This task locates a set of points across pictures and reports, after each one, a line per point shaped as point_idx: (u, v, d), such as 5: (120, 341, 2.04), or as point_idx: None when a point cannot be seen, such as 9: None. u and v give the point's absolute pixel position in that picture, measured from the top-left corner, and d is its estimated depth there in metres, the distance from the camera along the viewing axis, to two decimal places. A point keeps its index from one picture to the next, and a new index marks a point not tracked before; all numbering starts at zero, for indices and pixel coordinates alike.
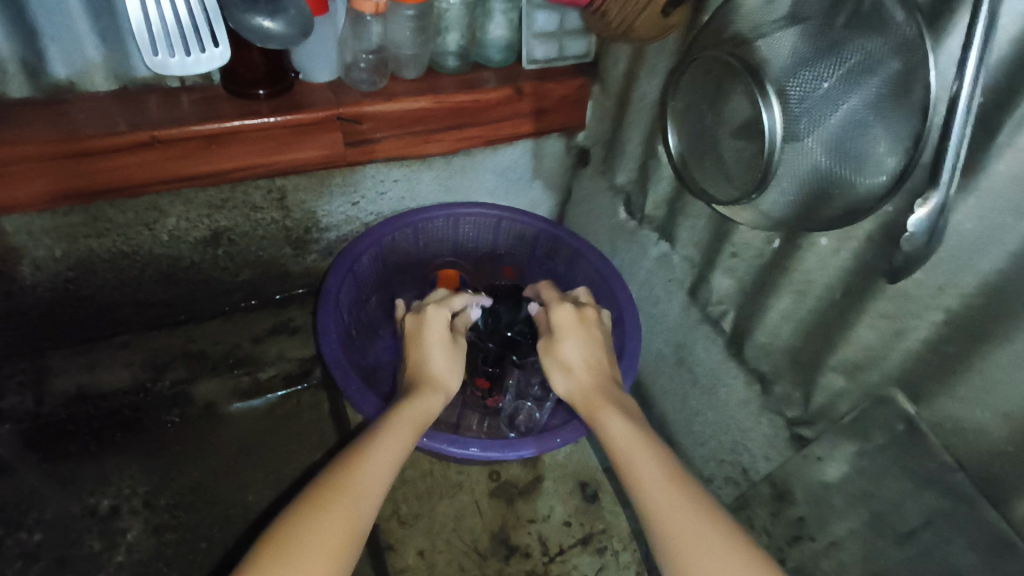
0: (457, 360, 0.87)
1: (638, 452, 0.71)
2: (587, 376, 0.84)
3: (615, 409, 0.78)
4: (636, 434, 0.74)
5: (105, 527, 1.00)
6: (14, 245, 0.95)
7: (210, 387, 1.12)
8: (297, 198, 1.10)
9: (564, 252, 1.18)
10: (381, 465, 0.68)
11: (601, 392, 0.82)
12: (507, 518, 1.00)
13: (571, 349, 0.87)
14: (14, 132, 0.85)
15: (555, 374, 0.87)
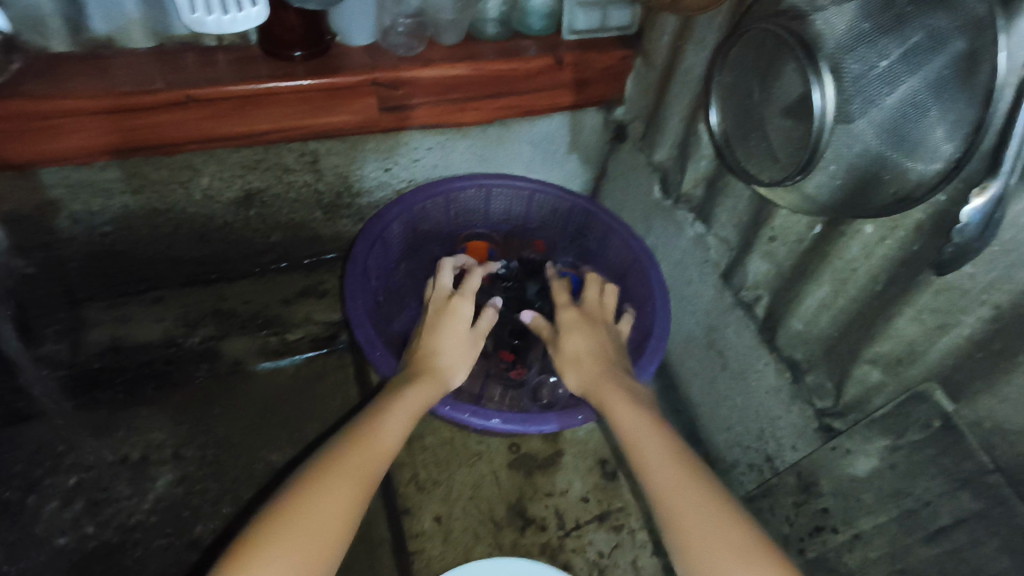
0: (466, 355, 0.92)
1: (643, 437, 0.77)
2: (591, 368, 0.90)
3: (624, 396, 0.84)
4: (645, 422, 0.79)
5: (134, 473, 1.02)
6: (52, 197, 0.96)
7: (240, 344, 1.14)
8: (330, 162, 1.10)
9: (597, 229, 1.16)
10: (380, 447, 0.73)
11: (605, 382, 0.87)
12: (525, 490, 1.00)
13: (574, 341, 0.94)
14: (52, 85, 0.86)
15: (566, 368, 0.93)
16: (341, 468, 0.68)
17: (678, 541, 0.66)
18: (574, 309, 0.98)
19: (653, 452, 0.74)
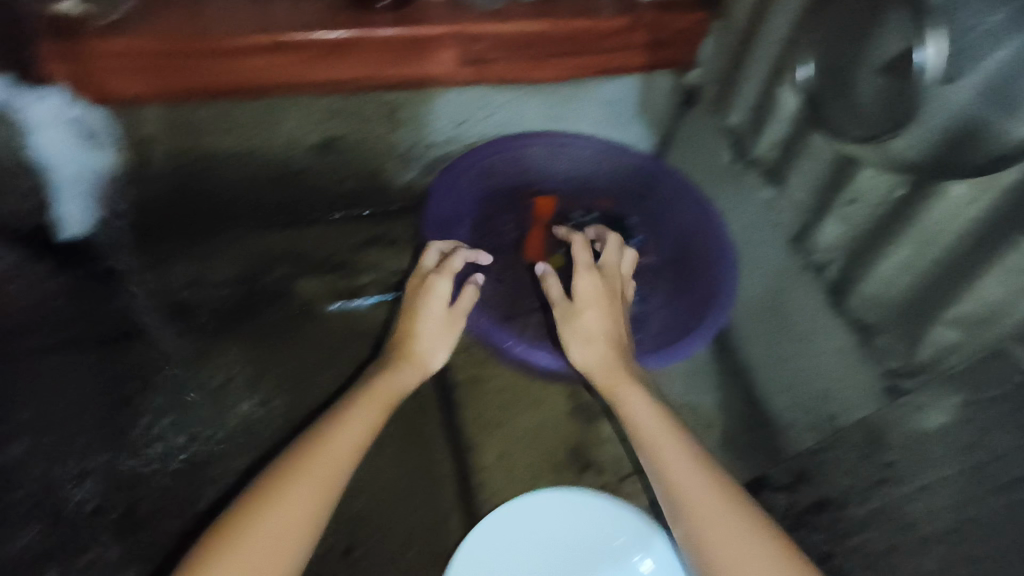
0: (444, 343, 0.93)
1: (655, 433, 0.81)
2: (602, 351, 0.89)
3: (634, 388, 0.86)
4: (654, 415, 0.83)
5: (216, 396, 1.08)
6: (145, 134, 1.02)
7: (314, 286, 1.19)
8: (409, 113, 1.13)
9: (660, 194, 1.19)
10: (343, 445, 0.78)
11: (619, 372, 0.88)
12: (586, 435, 1.04)
13: (591, 317, 0.90)
14: (149, 24, 0.90)
15: (574, 343, 0.91)
16: (300, 473, 0.73)
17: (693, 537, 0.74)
18: (597, 279, 0.92)
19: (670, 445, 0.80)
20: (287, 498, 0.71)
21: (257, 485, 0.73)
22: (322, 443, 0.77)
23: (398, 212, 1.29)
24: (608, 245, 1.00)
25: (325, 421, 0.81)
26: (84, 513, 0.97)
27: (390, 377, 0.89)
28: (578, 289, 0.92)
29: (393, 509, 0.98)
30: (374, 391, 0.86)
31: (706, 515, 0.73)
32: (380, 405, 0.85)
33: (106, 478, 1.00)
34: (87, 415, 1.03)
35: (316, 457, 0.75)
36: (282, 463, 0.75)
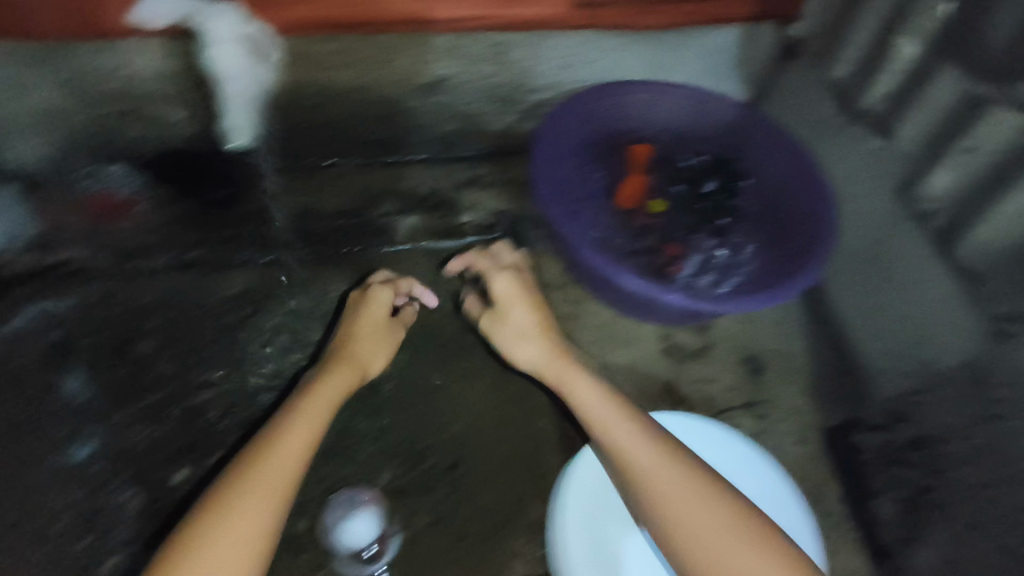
0: (379, 354, 0.98)
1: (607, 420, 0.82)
2: (540, 347, 0.91)
3: (577, 373, 0.88)
4: (600, 402, 0.84)
5: (326, 321, 1.14)
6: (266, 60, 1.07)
7: (415, 223, 1.22)
8: (517, 55, 1.16)
9: (761, 145, 1.20)
10: (295, 439, 0.78)
11: (560, 365, 0.89)
12: (679, 373, 1.08)
13: (517, 313, 0.93)
14: None
15: (513, 346, 0.93)
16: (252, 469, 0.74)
17: (674, 544, 0.71)
18: (515, 278, 0.95)
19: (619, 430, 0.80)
20: (248, 488, 0.71)
21: (219, 483, 0.73)
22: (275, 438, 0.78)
23: (489, 155, 1.30)
24: (495, 250, 1.04)
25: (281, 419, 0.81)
26: (213, 417, 1.05)
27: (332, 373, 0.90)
28: (495, 291, 0.95)
29: (500, 428, 1.06)
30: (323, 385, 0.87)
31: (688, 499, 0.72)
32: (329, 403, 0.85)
33: (231, 389, 1.07)
34: (212, 331, 1.11)
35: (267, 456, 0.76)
36: (233, 470, 0.74)
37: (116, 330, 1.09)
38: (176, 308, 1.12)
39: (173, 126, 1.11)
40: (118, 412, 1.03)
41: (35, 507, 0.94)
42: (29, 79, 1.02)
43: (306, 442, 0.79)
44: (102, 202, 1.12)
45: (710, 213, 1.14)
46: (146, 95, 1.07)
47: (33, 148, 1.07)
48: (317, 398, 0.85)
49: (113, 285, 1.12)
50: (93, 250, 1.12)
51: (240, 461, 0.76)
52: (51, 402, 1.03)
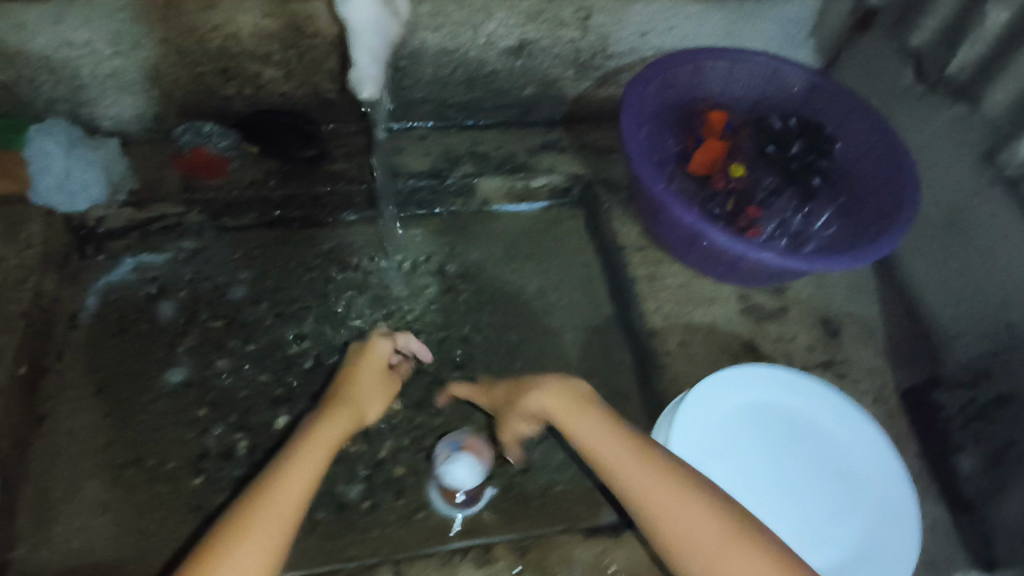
0: (377, 398, 0.98)
1: (620, 459, 0.81)
2: (537, 402, 0.90)
3: (572, 405, 0.88)
4: (612, 444, 0.82)
5: (410, 279, 1.18)
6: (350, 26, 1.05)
7: (493, 185, 1.24)
8: (599, 20, 1.15)
9: (835, 111, 1.21)
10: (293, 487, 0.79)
11: (557, 407, 0.88)
12: (758, 333, 1.11)
13: (494, 394, 0.98)
14: None
15: (507, 424, 0.96)
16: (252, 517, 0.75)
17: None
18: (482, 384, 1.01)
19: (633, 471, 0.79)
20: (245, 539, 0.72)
21: (221, 524, 0.75)
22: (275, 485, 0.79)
23: (564, 121, 1.34)
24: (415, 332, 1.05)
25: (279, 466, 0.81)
26: (310, 368, 1.08)
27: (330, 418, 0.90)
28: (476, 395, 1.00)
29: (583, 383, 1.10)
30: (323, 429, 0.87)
31: (696, 531, 0.74)
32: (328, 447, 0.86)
33: (323, 340, 1.11)
34: (299, 284, 1.15)
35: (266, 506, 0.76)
36: (226, 519, 0.75)
37: (209, 282, 1.13)
38: (266, 264, 1.17)
39: (266, 86, 1.13)
40: (217, 359, 1.06)
41: (145, 451, 0.97)
42: (120, 26, 0.98)
43: (301, 487, 0.79)
44: (196, 157, 1.13)
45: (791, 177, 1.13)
46: (239, 51, 1.06)
47: (131, 106, 1.11)
48: (316, 444, 0.85)
49: (206, 242, 1.17)
50: (185, 206, 1.13)
51: (244, 499, 0.78)
52: (151, 350, 1.06)
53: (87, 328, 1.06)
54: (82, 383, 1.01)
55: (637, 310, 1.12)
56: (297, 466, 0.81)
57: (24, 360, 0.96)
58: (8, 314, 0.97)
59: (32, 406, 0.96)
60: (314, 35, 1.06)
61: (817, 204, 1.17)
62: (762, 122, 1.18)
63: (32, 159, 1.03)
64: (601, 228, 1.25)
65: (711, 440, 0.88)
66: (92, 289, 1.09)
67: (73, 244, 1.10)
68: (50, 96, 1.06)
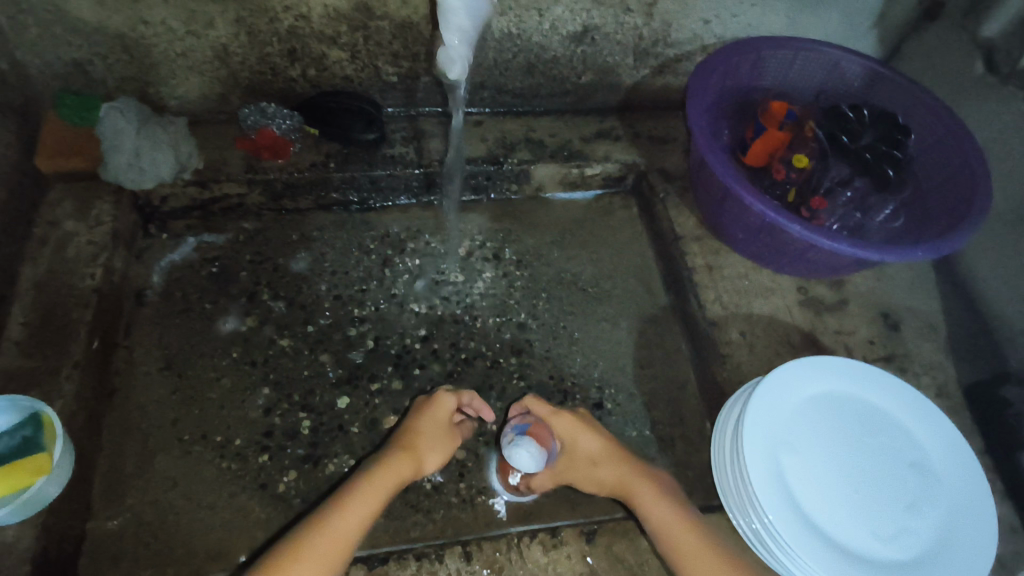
0: (439, 454, 0.91)
1: (688, 552, 0.82)
2: (611, 472, 0.90)
3: (653, 490, 0.87)
4: (684, 536, 0.83)
5: (465, 264, 1.18)
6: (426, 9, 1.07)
7: (548, 171, 1.24)
8: (664, 6, 1.14)
9: (898, 103, 1.20)
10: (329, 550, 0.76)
11: (636, 486, 0.88)
12: (817, 325, 1.09)
13: (581, 440, 0.92)
14: None
15: (584, 477, 0.91)
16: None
17: None
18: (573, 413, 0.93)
19: (694, 567, 0.82)
20: None
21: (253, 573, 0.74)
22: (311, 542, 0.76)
23: (619, 110, 1.33)
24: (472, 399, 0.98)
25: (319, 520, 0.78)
26: (369, 350, 1.08)
27: (385, 471, 0.84)
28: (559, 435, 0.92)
29: (639, 371, 1.10)
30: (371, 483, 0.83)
31: None
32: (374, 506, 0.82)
33: (381, 322, 1.11)
34: (357, 267, 1.16)
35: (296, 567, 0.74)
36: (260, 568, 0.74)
37: (269, 264, 1.14)
38: (323, 247, 1.17)
39: (329, 68, 1.14)
40: (279, 340, 1.07)
41: (211, 429, 0.98)
42: (196, 6, 1.01)
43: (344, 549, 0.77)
44: (262, 138, 1.14)
45: None
46: (308, 33, 1.08)
47: (197, 86, 1.13)
48: (362, 503, 0.81)
49: (265, 224, 1.19)
50: (246, 187, 1.14)
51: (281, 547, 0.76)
52: (214, 329, 1.07)
53: (153, 306, 1.07)
54: (150, 359, 1.02)
55: (695, 300, 1.11)
56: (340, 522, 0.78)
57: (96, 334, 0.98)
58: (81, 289, 0.99)
59: (103, 381, 0.98)
60: (381, 18, 1.07)
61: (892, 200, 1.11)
62: (838, 111, 1.11)
63: (104, 134, 1.05)
64: (657, 217, 1.24)
65: (786, 429, 0.88)
66: (157, 268, 1.11)
67: (138, 223, 1.13)
68: (121, 74, 1.09)
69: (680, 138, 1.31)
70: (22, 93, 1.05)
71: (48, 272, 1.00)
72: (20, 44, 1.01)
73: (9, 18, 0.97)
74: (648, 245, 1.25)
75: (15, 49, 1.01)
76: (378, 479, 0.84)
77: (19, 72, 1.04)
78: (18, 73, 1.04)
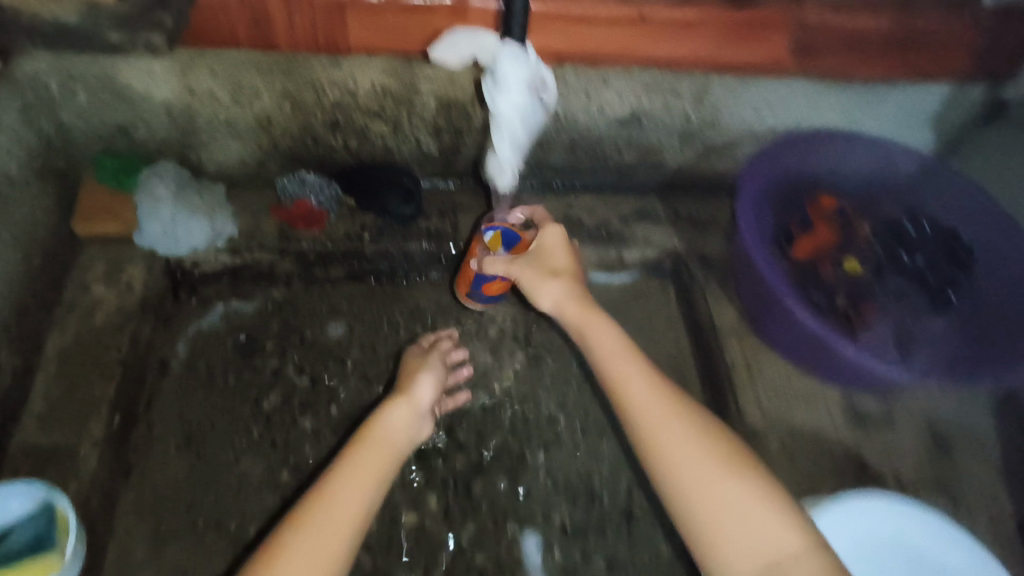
0: (433, 384, 0.90)
1: (659, 416, 0.75)
2: (565, 288, 0.90)
3: (606, 320, 0.86)
4: (653, 396, 0.77)
5: (496, 346, 1.14)
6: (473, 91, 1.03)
7: (586, 253, 1.21)
8: (718, 95, 1.10)
9: (955, 210, 1.14)
10: (350, 498, 0.73)
11: (585, 314, 0.87)
12: (862, 441, 1.04)
13: (558, 255, 0.93)
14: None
15: (541, 286, 0.91)
16: (303, 530, 0.69)
17: (700, 525, 0.69)
18: (562, 225, 0.94)
19: (669, 428, 0.74)
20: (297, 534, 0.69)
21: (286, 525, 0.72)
22: (328, 495, 0.72)
23: (661, 188, 1.29)
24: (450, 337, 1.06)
25: (331, 472, 0.75)
26: None
27: (387, 414, 0.82)
28: (543, 239, 0.95)
29: None
30: (376, 432, 0.80)
31: (692, 463, 0.71)
32: (389, 453, 0.79)
33: None
34: (385, 344, 1.13)
35: (321, 518, 0.70)
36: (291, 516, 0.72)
37: (296, 337, 1.12)
38: (351, 321, 1.15)
39: (370, 139, 1.11)
40: (302, 420, 1.05)
41: (229, 513, 0.96)
42: (242, 78, 0.98)
43: (360, 480, 0.75)
44: (298, 209, 1.12)
45: (915, 279, 1.08)
46: (353, 107, 1.05)
47: (237, 151, 1.11)
48: (372, 450, 0.78)
49: (295, 292, 1.17)
50: (279, 255, 1.12)
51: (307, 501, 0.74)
52: (237, 405, 1.05)
53: (176, 377, 1.06)
54: (169, 436, 1.01)
55: (734, 404, 1.06)
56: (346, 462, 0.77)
57: (119, 409, 0.96)
58: (107, 363, 0.96)
59: (121, 457, 0.96)
60: (426, 93, 1.04)
61: (946, 317, 1.07)
62: (894, 223, 1.12)
63: (141, 202, 1.05)
64: (696, 306, 1.19)
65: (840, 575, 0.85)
66: (183, 336, 1.10)
67: (168, 288, 1.11)
68: (162, 138, 1.07)
69: (724, 222, 1.27)
70: (65, 154, 1.04)
71: (76, 342, 0.98)
72: (66, 107, 0.99)
73: (57, 84, 0.96)
74: (683, 334, 1.19)
75: (61, 111, 1.00)
76: (380, 423, 0.81)
77: (63, 133, 1.03)
78: (61, 135, 1.03)
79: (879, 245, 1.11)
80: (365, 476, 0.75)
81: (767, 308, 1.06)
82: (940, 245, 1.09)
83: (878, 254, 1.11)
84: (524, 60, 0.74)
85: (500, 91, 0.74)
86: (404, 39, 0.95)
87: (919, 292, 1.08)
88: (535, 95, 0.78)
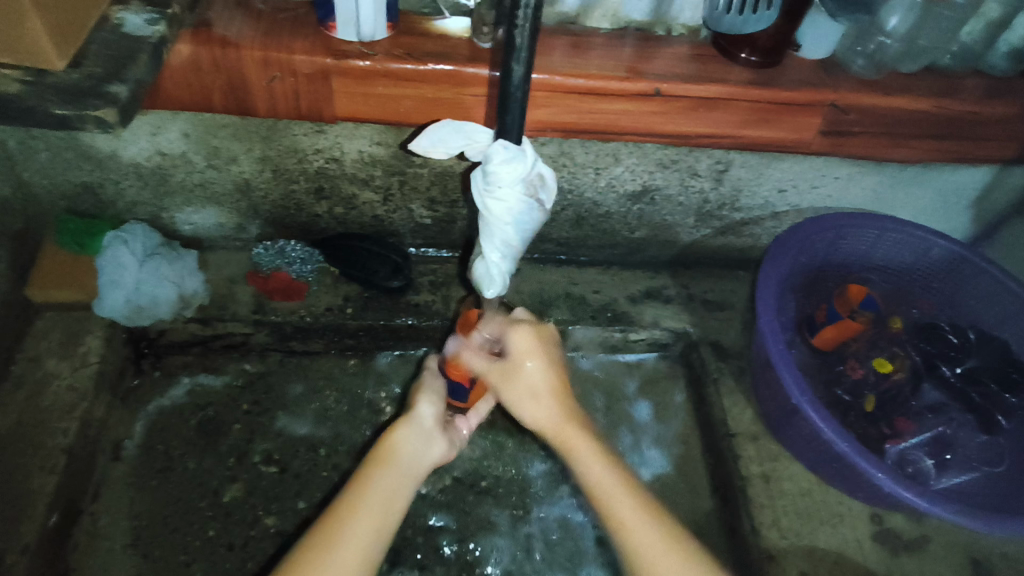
0: (436, 402, 0.81)
1: (649, 547, 0.66)
2: (547, 410, 0.76)
3: (590, 444, 0.74)
4: (648, 525, 0.67)
5: (484, 436, 1.04)
6: (471, 164, 0.95)
7: (587, 334, 1.10)
8: (736, 174, 1.02)
9: (996, 313, 1.03)
10: (369, 515, 0.65)
11: (573, 436, 0.74)
12: (894, 570, 0.90)
13: (476, 361, 0.82)
14: (571, 60, 0.84)
15: (521, 403, 0.77)
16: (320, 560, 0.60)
17: None
18: (529, 325, 0.79)
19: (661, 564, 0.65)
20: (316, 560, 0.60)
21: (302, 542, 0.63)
22: (341, 517, 0.64)
23: (670, 263, 1.20)
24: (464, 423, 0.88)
25: (344, 491, 0.68)
26: None
27: (393, 439, 0.74)
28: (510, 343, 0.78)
29: None
30: (388, 457, 0.71)
31: None
32: (401, 473, 0.71)
33: None
34: (362, 431, 1.02)
35: (337, 543, 0.62)
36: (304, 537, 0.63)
37: (266, 418, 1.01)
38: (330, 401, 1.04)
39: (358, 207, 1.03)
40: (265, 517, 0.93)
41: None
42: (218, 142, 0.91)
43: (374, 501, 0.67)
44: (274, 280, 1.04)
45: (960, 398, 0.98)
46: (339, 174, 0.97)
47: (214, 215, 1.03)
48: (387, 469, 0.70)
49: (268, 366, 1.07)
50: (252, 327, 1.03)
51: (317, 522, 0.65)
52: (194, 499, 0.93)
53: (130, 463, 0.95)
54: (117, 533, 0.89)
55: (749, 521, 0.93)
56: (363, 483, 0.68)
57: (57, 507, 0.84)
58: (49, 450, 0.86)
59: (53, 562, 0.84)
60: (420, 165, 0.96)
61: (994, 437, 0.96)
62: (932, 329, 1.03)
63: (104, 267, 0.96)
64: (707, 399, 1.08)
65: None
66: (142, 415, 0.99)
67: (129, 359, 1.02)
68: (133, 199, 0.99)
69: (738, 304, 1.17)
70: (25, 214, 0.96)
71: (17, 424, 0.88)
72: (26, 164, 0.92)
73: (17, 141, 0.88)
74: (693, 429, 1.09)
75: (21, 169, 0.92)
76: (389, 444, 0.73)
77: (24, 191, 0.95)
78: (24, 194, 0.95)
79: (918, 352, 1.01)
80: (378, 496, 0.67)
81: (787, 416, 0.94)
82: (980, 352, 0.99)
83: (918, 361, 1.01)
84: (520, 159, 0.70)
85: (488, 191, 0.71)
86: (398, 110, 0.84)
87: (960, 412, 0.98)
88: (533, 195, 0.73)
